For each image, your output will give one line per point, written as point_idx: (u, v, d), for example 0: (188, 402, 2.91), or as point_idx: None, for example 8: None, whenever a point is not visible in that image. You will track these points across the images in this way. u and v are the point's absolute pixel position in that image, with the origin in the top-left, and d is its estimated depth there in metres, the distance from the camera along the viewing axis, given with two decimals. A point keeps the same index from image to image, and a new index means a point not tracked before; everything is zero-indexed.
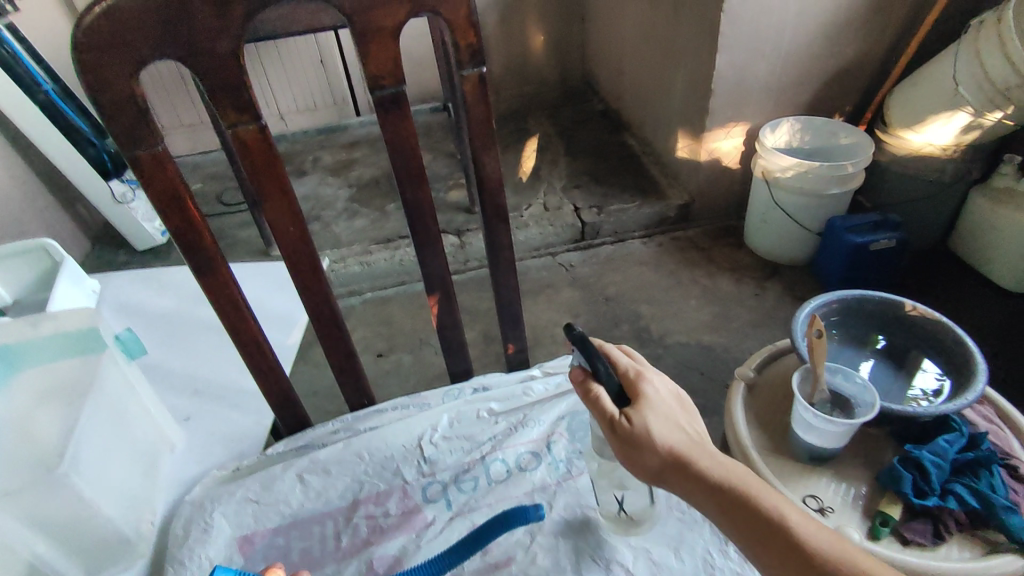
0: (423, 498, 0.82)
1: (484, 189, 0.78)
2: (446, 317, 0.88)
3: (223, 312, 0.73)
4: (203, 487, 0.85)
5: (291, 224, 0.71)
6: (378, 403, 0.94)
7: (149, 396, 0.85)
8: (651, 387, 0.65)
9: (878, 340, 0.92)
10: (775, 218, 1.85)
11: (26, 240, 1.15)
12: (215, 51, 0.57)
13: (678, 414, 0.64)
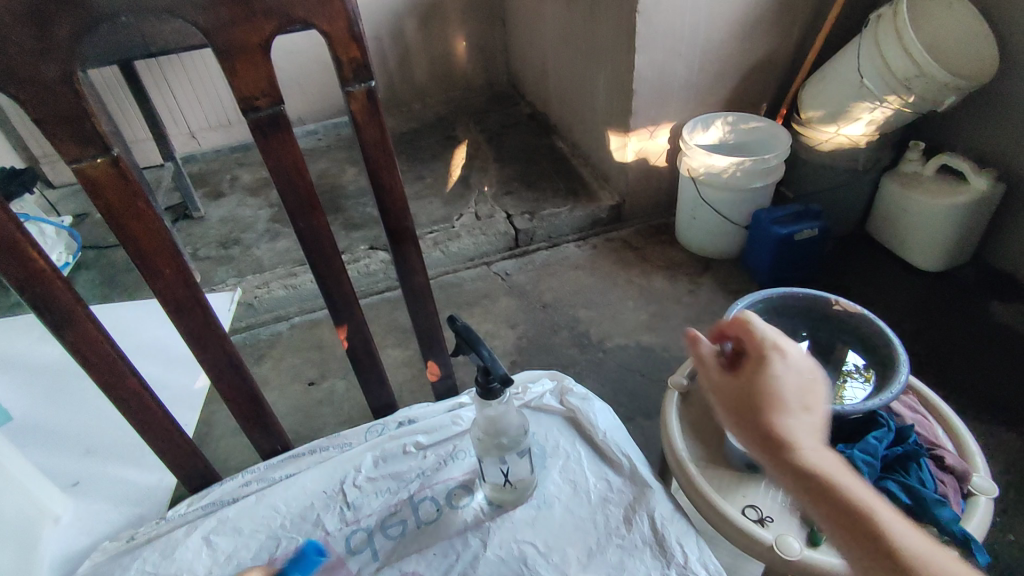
0: (346, 548, 0.75)
1: (388, 212, 0.72)
2: (362, 350, 0.82)
3: (94, 370, 0.64)
4: (92, 563, 0.75)
5: (166, 263, 0.62)
6: (294, 448, 0.86)
7: (20, 465, 0.77)
8: (776, 359, 0.55)
9: (800, 339, 0.91)
10: (703, 214, 1.87)
11: None
12: (40, 77, 0.49)
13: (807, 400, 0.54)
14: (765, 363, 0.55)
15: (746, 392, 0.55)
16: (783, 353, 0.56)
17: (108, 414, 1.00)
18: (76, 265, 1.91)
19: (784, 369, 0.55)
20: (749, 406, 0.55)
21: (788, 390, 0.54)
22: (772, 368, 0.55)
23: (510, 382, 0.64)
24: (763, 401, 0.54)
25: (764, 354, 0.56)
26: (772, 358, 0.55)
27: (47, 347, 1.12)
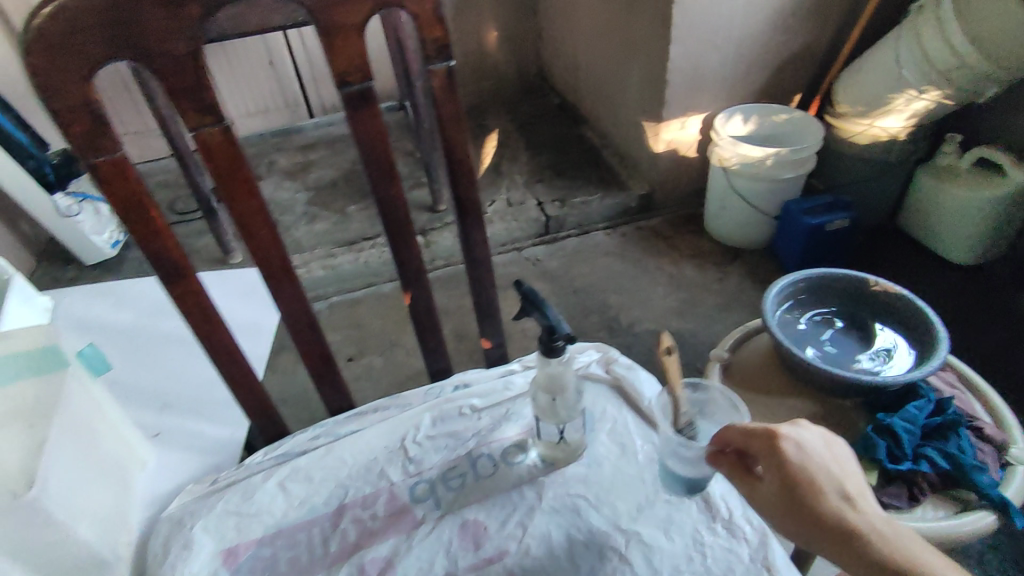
0: (411, 497, 0.80)
1: (459, 185, 0.77)
2: (425, 317, 0.87)
3: (192, 320, 0.71)
4: (179, 504, 0.83)
5: (261, 225, 0.68)
6: (358, 406, 0.93)
7: (115, 412, 0.85)
8: (799, 448, 0.58)
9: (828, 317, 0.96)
10: (734, 204, 1.90)
11: None
12: (172, 52, 0.55)
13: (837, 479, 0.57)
14: (786, 454, 0.58)
15: (786, 495, 0.57)
16: (799, 437, 0.59)
17: (181, 374, 1.08)
18: (127, 243, 2.01)
19: (807, 456, 0.58)
20: (797, 509, 0.56)
21: (825, 476, 0.57)
22: (802, 461, 0.58)
23: (574, 340, 0.69)
24: (811, 499, 0.56)
25: (787, 449, 0.58)
26: (794, 449, 0.58)
27: (118, 312, 1.20)
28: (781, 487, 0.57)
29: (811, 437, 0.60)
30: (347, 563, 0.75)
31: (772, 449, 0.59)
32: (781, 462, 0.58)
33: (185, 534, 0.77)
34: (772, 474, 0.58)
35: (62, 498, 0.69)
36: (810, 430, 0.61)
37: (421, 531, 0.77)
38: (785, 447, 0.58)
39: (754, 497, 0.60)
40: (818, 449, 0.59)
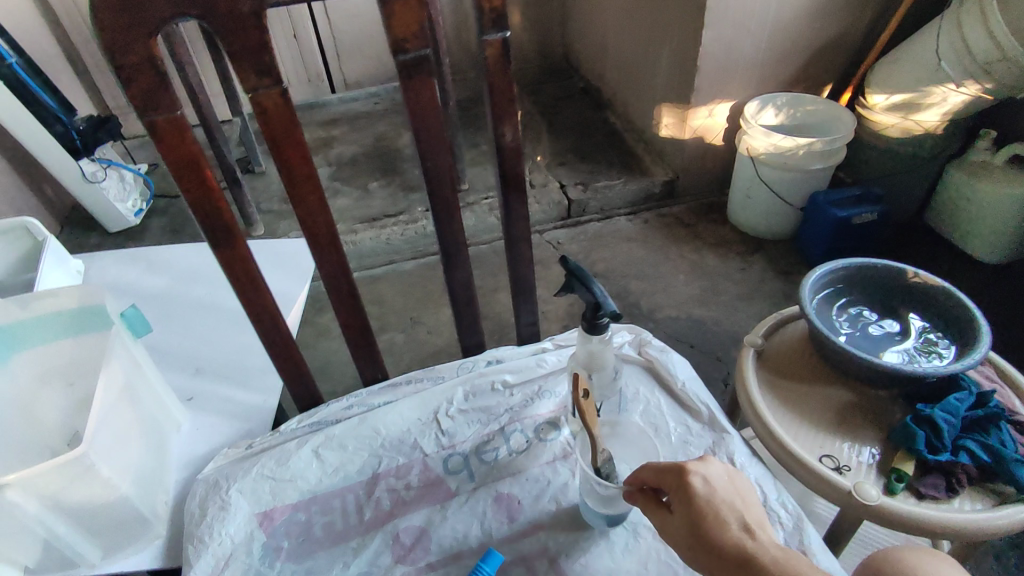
0: (445, 469, 0.81)
1: (505, 161, 0.77)
2: (463, 293, 0.87)
3: (238, 284, 0.72)
4: (214, 466, 0.83)
5: (311, 192, 0.68)
6: (392, 378, 0.93)
7: (154, 375, 0.87)
8: (706, 481, 0.61)
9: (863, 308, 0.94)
10: (759, 193, 1.88)
11: (7, 220, 1.14)
12: (236, 11, 0.54)
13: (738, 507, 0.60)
14: (689, 483, 0.61)
15: (691, 527, 0.59)
16: (706, 473, 0.62)
17: (213, 339, 1.08)
18: (150, 211, 2.02)
19: (710, 488, 0.61)
20: (699, 540, 0.59)
21: (727, 508, 0.59)
22: (705, 493, 0.60)
23: (619, 318, 0.69)
24: (710, 529, 0.58)
25: (691, 482, 0.61)
26: (700, 482, 0.61)
27: (151, 278, 1.21)
28: (685, 518, 0.60)
29: (719, 473, 0.63)
30: (381, 530, 0.76)
31: (679, 482, 0.62)
32: (685, 495, 0.61)
33: (222, 496, 0.78)
34: (678, 507, 0.61)
35: (107, 455, 0.70)
36: (719, 466, 0.64)
37: (455, 502, 0.78)
38: (689, 479, 0.61)
39: (663, 532, 0.62)
40: (724, 483, 0.61)
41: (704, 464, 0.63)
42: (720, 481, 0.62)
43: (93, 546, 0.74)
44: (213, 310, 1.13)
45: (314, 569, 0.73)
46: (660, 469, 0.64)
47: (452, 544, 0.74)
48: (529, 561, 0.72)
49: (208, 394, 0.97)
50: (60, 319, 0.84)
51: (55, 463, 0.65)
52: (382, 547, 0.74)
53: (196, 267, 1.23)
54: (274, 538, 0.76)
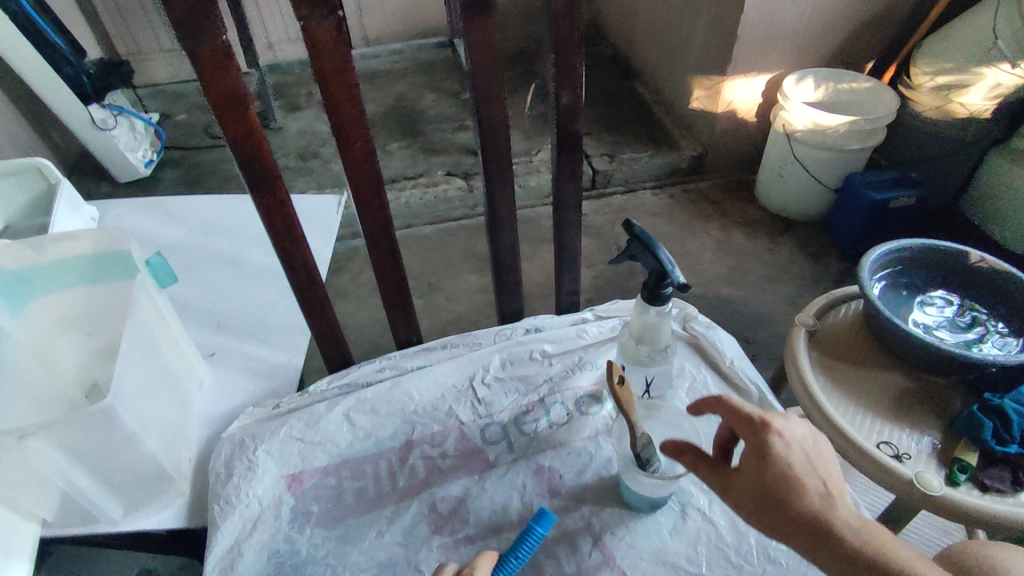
0: (482, 438, 0.78)
1: (562, 114, 0.76)
2: (507, 244, 0.88)
3: (275, 234, 0.69)
4: (240, 425, 0.79)
5: (358, 137, 0.63)
6: (426, 342, 0.90)
7: (178, 327, 0.82)
8: (788, 440, 0.54)
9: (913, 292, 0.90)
10: (793, 172, 1.78)
11: (19, 159, 1.06)
12: None
13: (819, 471, 0.53)
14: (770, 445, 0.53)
15: (761, 490, 0.52)
16: (787, 432, 0.54)
17: (237, 295, 1.04)
18: (160, 163, 1.94)
19: (790, 451, 0.53)
20: (768, 505, 0.52)
21: (808, 473, 0.52)
22: (786, 454, 0.53)
23: (687, 291, 0.64)
24: (785, 496, 0.51)
25: (773, 441, 0.53)
26: (783, 440, 0.53)
27: (169, 229, 1.16)
28: (756, 478, 0.53)
29: (801, 433, 0.55)
30: (417, 499, 0.72)
31: (758, 437, 0.54)
32: (763, 453, 0.53)
33: (249, 456, 0.74)
34: (748, 465, 0.54)
35: (131, 408, 0.66)
36: (796, 422, 0.56)
37: (494, 473, 0.74)
38: (772, 443, 0.53)
39: (721, 485, 0.55)
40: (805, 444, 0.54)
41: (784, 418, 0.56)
42: (799, 442, 0.54)
43: (114, 502, 0.70)
44: (231, 267, 1.08)
45: (346, 535, 0.70)
46: (735, 416, 0.56)
47: (491, 516, 0.71)
48: (572, 537, 0.68)
49: (230, 350, 0.94)
50: (72, 266, 0.79)
51: (76, 415, 0.60)
52: (418, 516, 0.71)
53: (216, 221, 1.18)
54: (303, 502, 0.72)
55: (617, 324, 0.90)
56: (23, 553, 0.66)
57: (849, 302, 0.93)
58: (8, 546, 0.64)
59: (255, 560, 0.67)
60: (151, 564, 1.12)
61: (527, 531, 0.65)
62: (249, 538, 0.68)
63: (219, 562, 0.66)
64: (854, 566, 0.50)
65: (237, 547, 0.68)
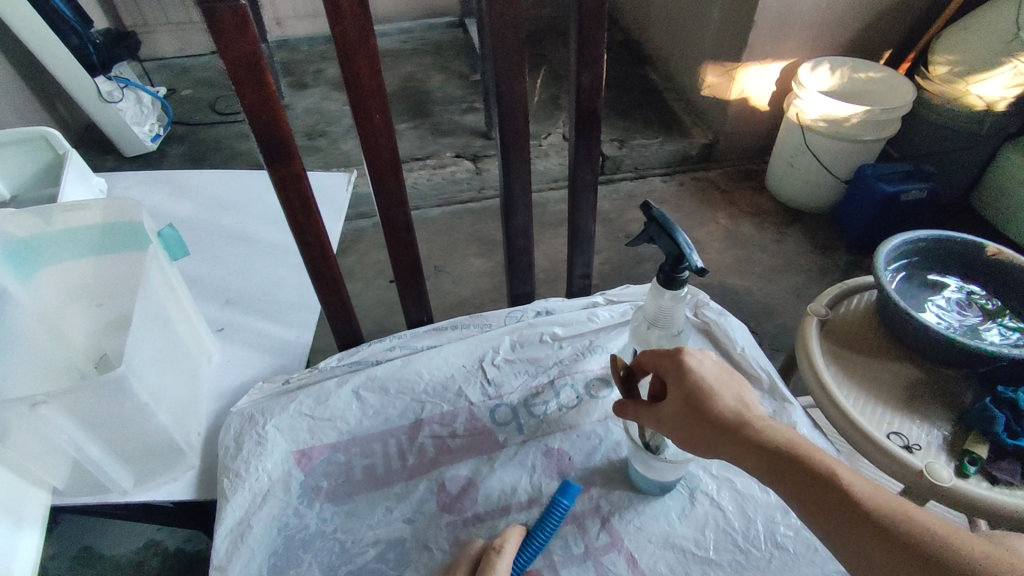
0: (492, 419, 0.78)
1: (581, 94, 0.75)
2: (523, 223, 0.87)
3: (288, 205, 0.69)
4: (249, 400, 0.79)
5: (376, 110, 0.64)
6: (437, 322, 0.90)
7: (187, 301, 0.82)
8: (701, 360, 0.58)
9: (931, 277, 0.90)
10: (804, 161, 1.72)
11: (24, 128, 1.04)
12: None
13: (733, 384, 0.56)
14: (681, 357, 0.58)
15: (685, 406, 0.56)
16: (701, 355, 0.59)
17: (245, 272, 1.03)
18: (167, 138, 1.92)
19: (703, 367, 0.58)
20: (693, 420, 0.55)
21: (721, 386, 0.56)
22: (699, 370, 0.57)
23: (704, 275, 0.63)
24: (704, 407, 0.55)
25: (685, 358, 0.58)
26: (695, 359, 0.58)
27: (178, 203, 1.15)
28: (676, 395, 0.57)
29: (716, 360, 0.59)
30: (426, 477, 0.73)
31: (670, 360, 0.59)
32: (676, 371, 0.57)
33: (258, 431, 0.74)
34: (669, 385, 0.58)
35: (143, 379, 0.66)
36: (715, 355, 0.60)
37: (503, 454, 0.74)
38: (682, 356, 0.58)
39: (653, 418, 0.59)
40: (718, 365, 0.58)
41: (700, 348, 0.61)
42: (712, 363, 0.58)
43: (123, 472, 0.70)
44: (239, 244, 1.07)
45: (355, 511, 0.70)
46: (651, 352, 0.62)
47: (500, 496, 0.71)
48: (580, 519, 0.69)
49: (238, 326, 0.93)
50: (81, 236, 0.77)
51: (91, 385, 0.60)
52: (427, 494, 0.71)
53: (225, 196, 1.17)
54: (312, 477, 0.73)
55: (628, 309, 0.89)
56: (34, 520, 0.66)
57: (864, 293, 0.92)
58: (19, 512, 0.64)
59: (264, 534, 0.67)
60: (153, 538, 1.12)
61: (552, 502, 0.67)
62: (258, 512, 0.68)
63: (228, 534, 0.66)
64: (775, 464, 0.50)
65: (245, 520, 0.68)
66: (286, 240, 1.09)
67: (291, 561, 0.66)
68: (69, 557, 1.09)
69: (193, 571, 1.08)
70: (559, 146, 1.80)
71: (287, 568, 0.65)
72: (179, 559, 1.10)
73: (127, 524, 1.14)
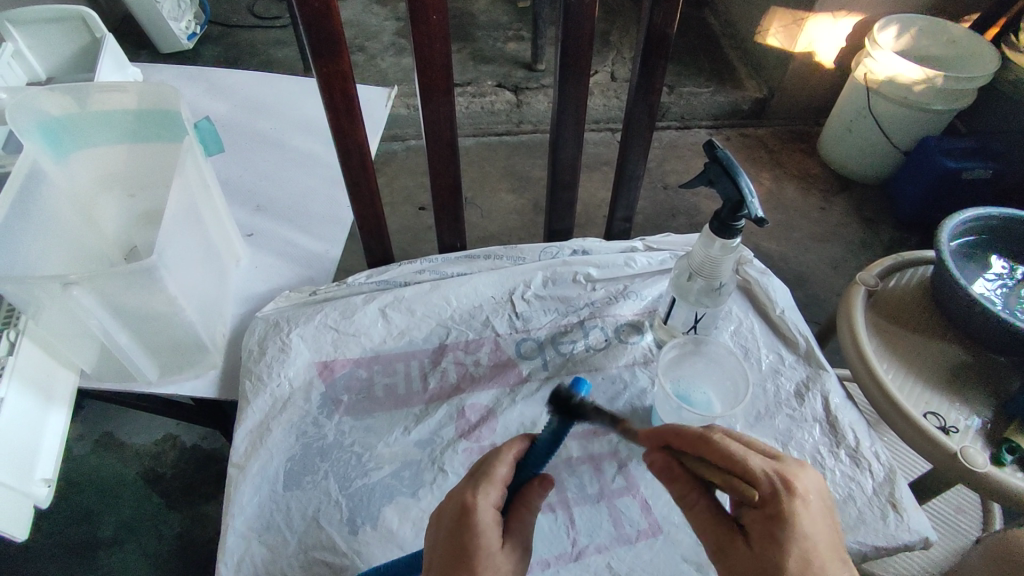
0: (517, 352, 0.77)
1: (653, 20, 0.69)
2: (569, 156, 0.83)
3: (333, 108, 0.66)
4: (275, 306, 0.78)
5: (433, 11, 0.59)
6: (470, 250, 0.87)
7: (219, 201, 0.80)
8: (808, 510, 0.45)
9: (986, 257, 0.84)
10: (864, 127, 1.62)
11: (61, 5, 0.98)
12: None
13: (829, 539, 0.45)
14: (785, 501, 0.45)
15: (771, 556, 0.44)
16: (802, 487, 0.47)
17: (275, 178, 1.00)
18: (204, 37, 1.86)
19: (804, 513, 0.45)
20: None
21: (829, 550, 0.45)
22: (807, 528, 0.45)
23: (763, 225, 0.59)
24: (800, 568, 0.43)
25: (785, 497, 0.45)
26: (802, 511, 0.45)
27: (214, 103, 1.12)
28: (768, 549, 0.44)
29: (816, 487, 0.48)
30: (446, 402, 0.72)
31: (770, 500, 0.46)
32: (776, 526, 0.45)
33: (282, 338, 0.73)
34: (757, 524, 0.46)
35: (173, 271, 0.65)
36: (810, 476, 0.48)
37: (525, 388, 0.73)
38: (784, 494, 0.45)
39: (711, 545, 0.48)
40: (821, 509, 0.46)
41: (799, 475, 0.47)
42: (815, 494, 0.47)
43: (148, 365, 0.71)
44: (268, 151, 1.04)
45: (373, 427, 0.70)
46: (739, 469, 0.48)
47: (519, 429, 0.70)
48: (598, 460, 0.68)
49: (267, 233, 0.91)
50: (114, 121, 0.74)
51: (126, 270, 0.59)
52: (445, 419, 0.70)
53: (259, 99, 1.13)
54: (333, 390, 0.72)
55: (668, 258, 0.86)
56: (62, 400, 0.67)
57: (919, 267, 0.87)
58: (48, 390, 0.65)
59: (283, 438, 0.67)
60: (172, 432, 1.16)
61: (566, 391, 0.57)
62: (278, 417, 0.69)
63: (248, 435, 0.67)
64: None
65: (265, 424, 0.68)
66: (318, 151, 1.05)
67: (308, 468, 0.66)
68: (92, 440, 1.14)
69: (207, 467, 1.12)
70: (606, 85, 1.71)
71: (303, 474, 0.66)
72: (194, 454, 1.14)
73: (146, 415, 1.17)
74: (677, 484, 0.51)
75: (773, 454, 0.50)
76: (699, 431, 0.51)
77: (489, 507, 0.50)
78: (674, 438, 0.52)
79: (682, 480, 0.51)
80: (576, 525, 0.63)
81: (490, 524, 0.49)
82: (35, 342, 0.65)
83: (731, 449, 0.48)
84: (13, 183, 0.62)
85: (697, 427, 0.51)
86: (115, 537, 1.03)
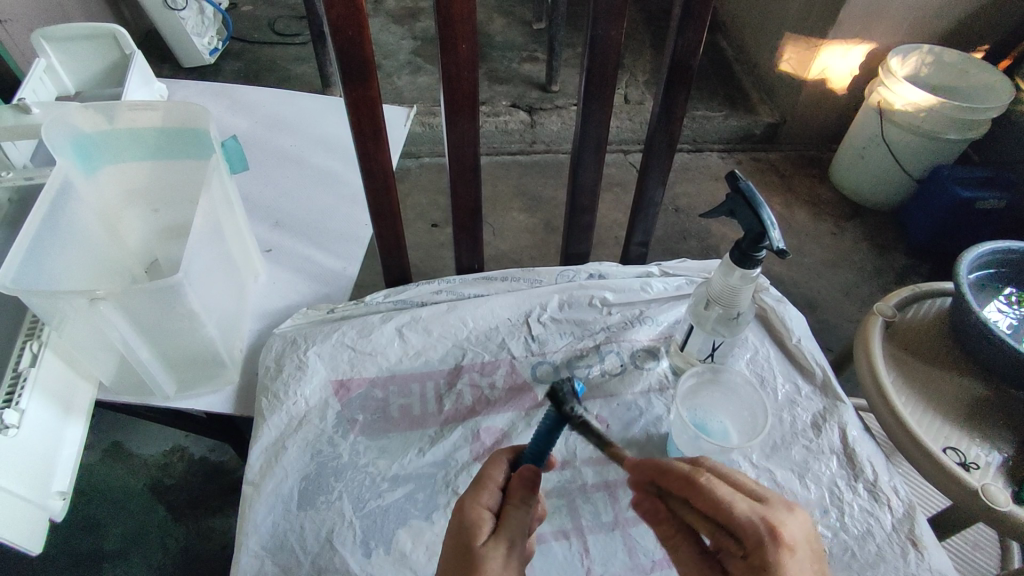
0: (532, 375, 0.77)
1: (676, 51, 0.70)
2: (588, 180, 0.83)
3: (359, 130, 0.67)
4: (293, 324, 0.78)
5: (462, 40, 0.61)
6: (487, 271, 0.87)
7: (241, 219, 0.81)
8: (794, 562, 0.44)
9: (1002, 292, 0.84)
10: (876, 155, 1.62)
11: (94, 23, 1.00)
12: None
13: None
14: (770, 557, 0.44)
15: None
16: (791, 535, 0.45)
17: (295, 196, 1.01)
18: (225, 53, 1.89)
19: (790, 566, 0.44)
20: None
21: None
22: None
23: (783, 258, 0.59)
24: None
25: (770, 549, 0.44)
26: (789, 563, 0.44)
27: (236, 119, 1.14)
28: None
29: (805, 530, 0.46)
30: (461, 424, 0.72)
31: (754, 551, 0.44)
32: None
33: (300, 355, 0.73)
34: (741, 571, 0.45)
35: (195, 287, 0.66)
36: (798, 521, 0.46)
37: (539, 412, 0.73)
38: (769, 549, 0.44)
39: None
40: (809, 559, 0.45)
41: (787, 522, 0.45)
42: (803, 541, 0.45)
43: (167, 380, 0.71)
44: (287, 169, 1.05)
45: (388, 448, 0.69)
46: (720, 517, 0.46)
47: None
48: (613, 488, 0.68)
49: (285, 250, 0.92)
50: (141, 138, 0.76)
51: (151, 287, 0.60)
52: (461, 441, 0.71)
53: (280, 116, 1.15)
54: (349, 409, 0.72)
55: (683, 284, 0.86)
56: (79, 413, 0.67)
57: (936, 299, 0.87)
58: (67, 402, 0.66)
59: (299, 456, 0.67)
60: (180, 443, 1.16)
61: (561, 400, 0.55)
62: (294, 435, 0.69)
63: (264, 452, 0.67)
64: None
65: (281, 441, 0.68)
66: (337, 168, 1.06)
67: (322, 488, 0.66)
68: (101, 449, 1.14)
69: (214, 480, 1.12)
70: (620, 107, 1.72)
71: (317, 494, 0.65)
72: (202, 466, 1.14)
73: (157, 426, 1.17)
74: (662, 522, 0.51)
75: (760, 496, 0.48)
76: (681, 472, 0.48)
77: (476, 505, 0.51)
78: (657, 475, 0.50)
79: (666, 519, 0.51)
80: (591, 554, 0.63)
81: (478, 519, 0.49)
82: (57, 354, 0.66)
83: (713, 498, 0.46)
84: (43, 199, 0.63)
85: (682, 464, 0.49)
86: (121, 549, 1.03)
